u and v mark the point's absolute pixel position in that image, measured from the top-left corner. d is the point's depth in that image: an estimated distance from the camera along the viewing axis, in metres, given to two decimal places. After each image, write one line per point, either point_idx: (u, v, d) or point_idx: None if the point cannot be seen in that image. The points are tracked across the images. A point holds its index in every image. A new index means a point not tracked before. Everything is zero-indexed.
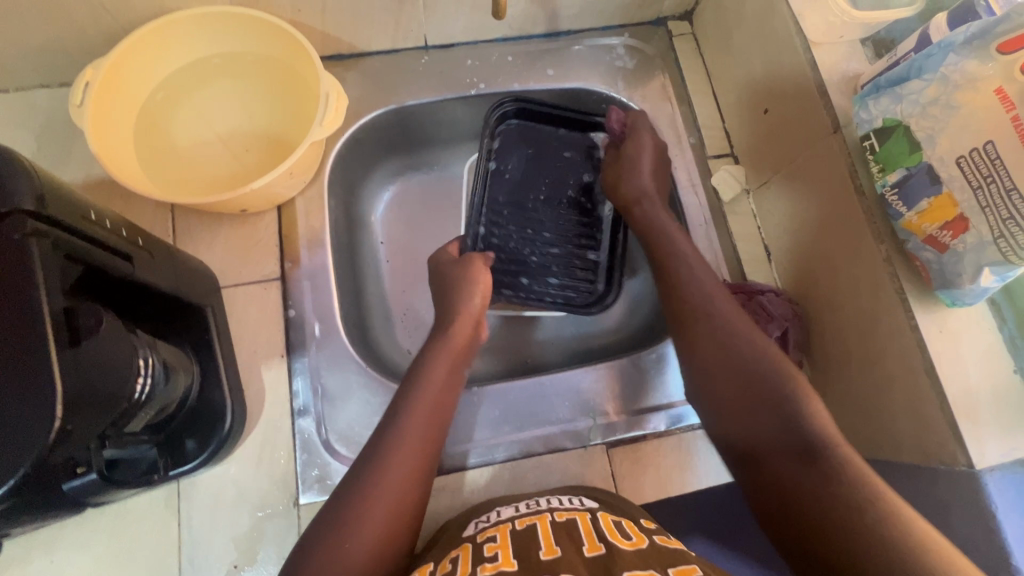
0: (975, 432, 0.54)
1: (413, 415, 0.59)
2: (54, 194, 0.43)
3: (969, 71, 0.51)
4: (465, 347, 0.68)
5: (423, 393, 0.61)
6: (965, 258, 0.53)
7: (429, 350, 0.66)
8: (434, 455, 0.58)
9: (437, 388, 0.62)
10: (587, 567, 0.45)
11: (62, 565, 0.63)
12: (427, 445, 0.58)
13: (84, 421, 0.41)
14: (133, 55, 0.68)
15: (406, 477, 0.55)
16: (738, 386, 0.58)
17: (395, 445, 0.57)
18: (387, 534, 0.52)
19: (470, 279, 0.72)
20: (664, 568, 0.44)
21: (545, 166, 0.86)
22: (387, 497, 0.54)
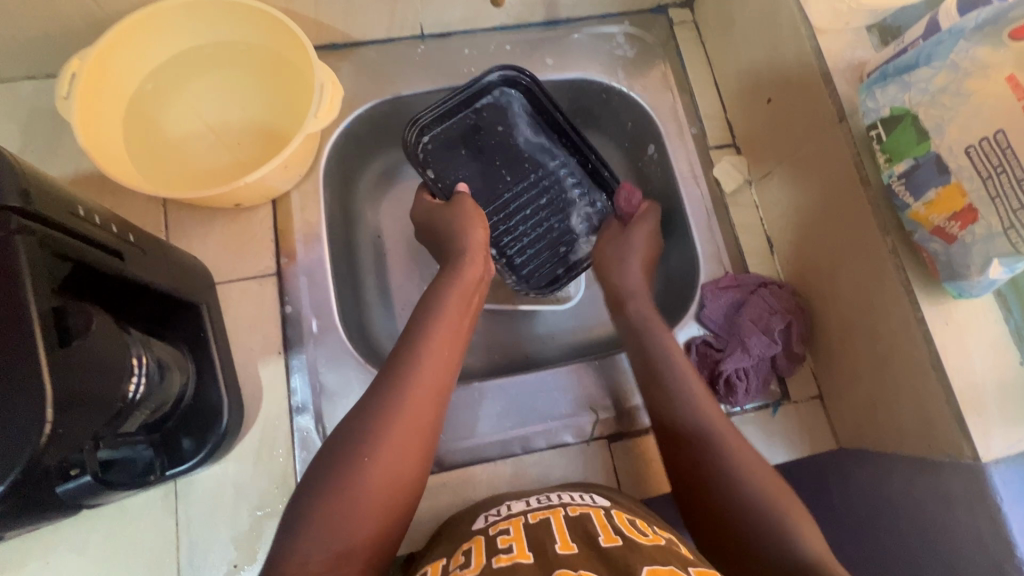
0: (983, 425, 0.54)
1: (425, 356, 0.57)
2: (40, 189, 0.42)
3: (979, 58, 0.50)
4: (473, 286, 0.67)
5: (433, 333, 0.59)
6: (973, 249, 0.52)
7: (435, 302, 0.63)
8: (446, 396, 0.57)
9: (444, 345, 0.59)
10: (604, 563, 0.44)
11: (57, 567, 0.62)
12: (439, 380, 0.56)
13: (76, 425, 0.40)
14: (121, 44, 0.66)
15: (413, 432, 0.52)
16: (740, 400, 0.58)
17: (408, 381, 0.54)
18: (395, 475, 0.50)
19: (480, 220, 0.71)
20: (684, 566, 0.44)
21: (485, 148, 0.82)
22: (393, 448, 0.51)
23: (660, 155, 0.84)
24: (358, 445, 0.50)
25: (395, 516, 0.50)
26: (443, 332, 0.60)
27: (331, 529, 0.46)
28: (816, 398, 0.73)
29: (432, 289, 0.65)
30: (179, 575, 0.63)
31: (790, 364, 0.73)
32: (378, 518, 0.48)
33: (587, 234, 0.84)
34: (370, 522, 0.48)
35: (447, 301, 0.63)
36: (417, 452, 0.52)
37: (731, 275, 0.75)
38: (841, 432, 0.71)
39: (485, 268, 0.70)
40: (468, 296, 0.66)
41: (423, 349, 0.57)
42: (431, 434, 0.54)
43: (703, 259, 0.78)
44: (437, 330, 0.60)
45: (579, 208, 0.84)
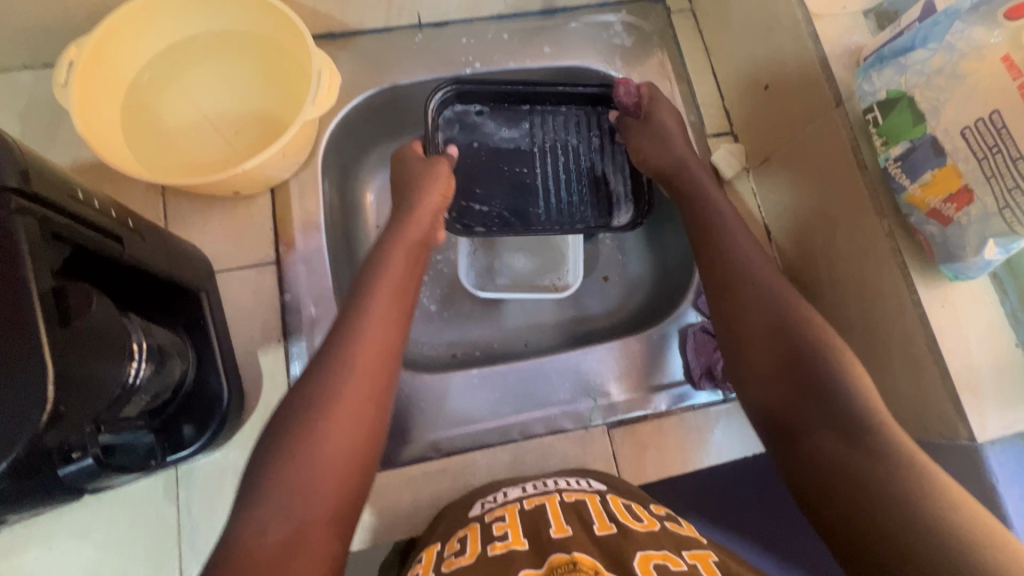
0: (978, 406, 0.54)
1: (367, 318, 0.56)
2: (39, 171, 0.42)
3: (975, 38, 0.50)
4: (417, 245, 0.66)
5: (373, 292, 0.59)
6: (969, 231, 0.52)
7: (381, 261, 0.63)
8: (394, 356, 0.56)
9: (387, 302, 0.59)
10: (599, 549, 0.44)
11: (60, 553, 0.63)
12: (382, 341, 0.56)
13: (77, 404, 0.40)
14: (118, 32, 0.66)
15: (363, 391, 0.52)
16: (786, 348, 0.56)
17: (350, 346, 0.54)
18: (349, 438, 0.50)
19: (440, 186, 0.70)
20: (679, 551, 0.45)
21: (488, 173, 0.81)
22: (342, 411, 0.50)
23: None
24: (309, 412, 0.50)
25: (354, 484, 0.49)
26: (386, 296, 0.59)
27: (288, 498, 0.46)
28: None
29: (377, 253, 0.64)
30: (182, 560, 0.63)
31: None
32: (334, 484, 0.48)
33: (606, 143, 0.84)
34: (326, 489, 0.47)
35: (390, 265, 0.62)
36: (370, 416, 0.52)
37: None
38: None
39: (430, 230, 0.69)
40: (413, 259, 0.65)
41: (365, 311, 0.57)
42: (381, 397, 0.53)
43: None
44: (379, 290, 0.59)
45: (586, 137, 0.84)
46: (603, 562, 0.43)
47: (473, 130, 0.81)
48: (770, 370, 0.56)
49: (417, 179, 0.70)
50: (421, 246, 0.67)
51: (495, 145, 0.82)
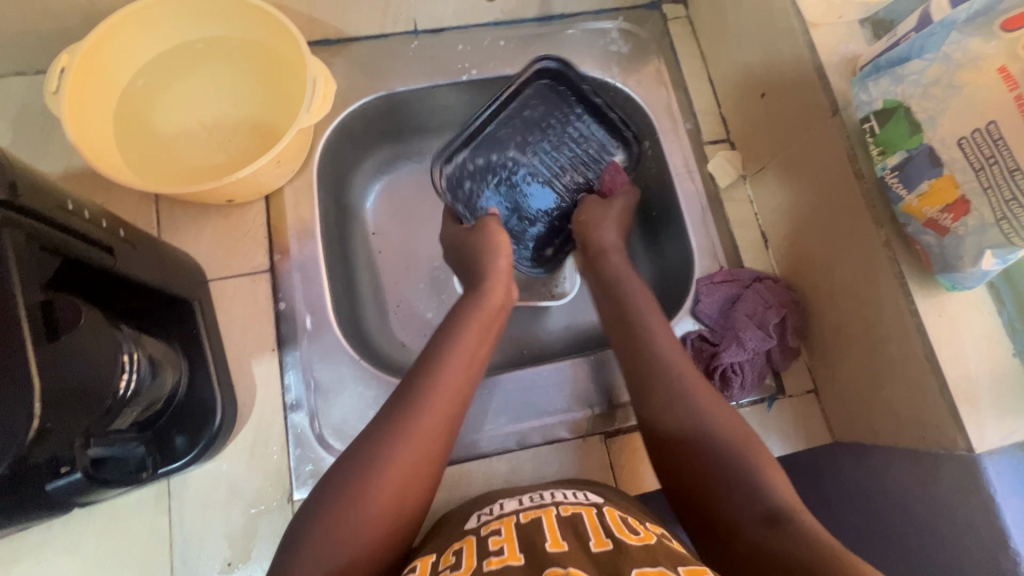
0: (976, 416, 0.54)
1: (441, 381, 0.57)
2: (29, 183, 0.42)
3: (971, 49, 0.50)
4: (495, 312, 0.67)
5: (451, 357, 0.59)
6: (966, 241, 0.52)
7: (456, 322, 0.63)
8: (459, 419, 0.57)
9: (461, 363, 0.59)
10: (594, 565, 0.44)
11: (49, 567, 0.62)
12: (450, 404, 0.56)
13: (63, 419, 0.39)
14: (110, 39, 0.65)
15: (420, 453, 0.52)
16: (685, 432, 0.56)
17: (422, 404, 0.55)
18: (396, 497, 0.50)
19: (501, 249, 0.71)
20: (674, 565, 0.44)
21: (520, 206, 0.81)
22: (394, 473, 0.51)
23: (655, 150, 0.84)
24: (366, 467, 0.51)
25: (400, 534, 0.50)
26: (462, 357, 0.60)
27: (335, 545, 0.47)
28: (811, 393, 0.73)
29: (454, 314, 0.65)
30: (173, 574, 0.62)
31: (785, 358, 0.72)
32: (381, 533, 0.49)
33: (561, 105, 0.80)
34: (372, 534, 0.48)
35: (469, 327, 0.63)
36: (424, 477, 0.53)
37: (725, 271, 0.75)
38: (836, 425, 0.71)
39: (505, 294, 0.70)
40: (491, 327, 0.65)
41: (439, 374, 0.57)
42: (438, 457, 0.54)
43: (698, 254, 0.78)
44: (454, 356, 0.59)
45: (547, 113, 0.80)
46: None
47: (478, 172, 0.80)
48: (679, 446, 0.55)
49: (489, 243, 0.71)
50: (500, 312, 0.68)
51: (498, 179, 0.80)
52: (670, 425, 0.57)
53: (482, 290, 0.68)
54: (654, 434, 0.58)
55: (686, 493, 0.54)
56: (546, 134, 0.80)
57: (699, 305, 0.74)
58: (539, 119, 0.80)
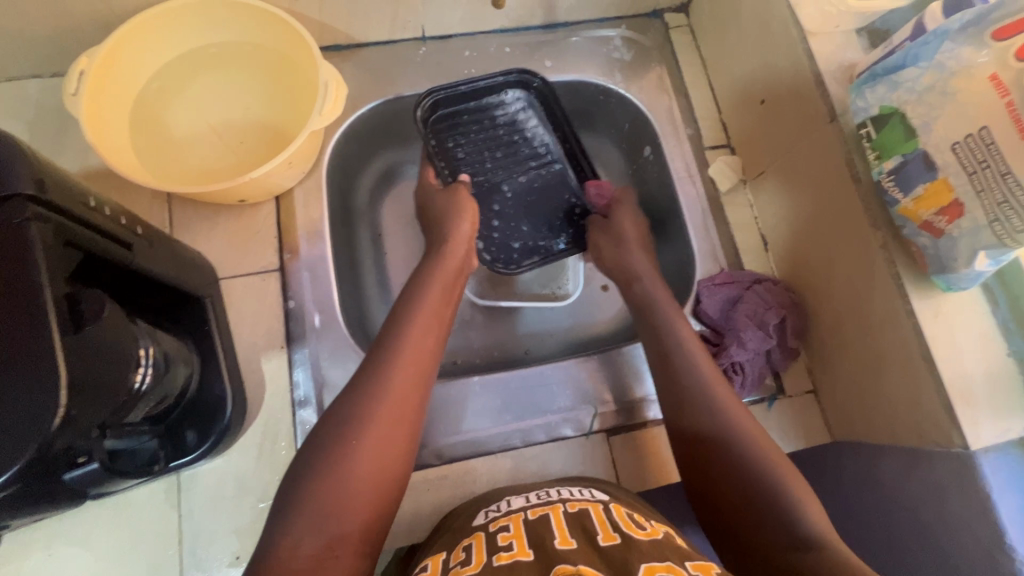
0: (973, 414, 0.55)
1: (406, 340, 0.58)
2: (54, 180, 0.43)
3: (964, 58, 0.51)
4: (454, 275, 0.68)
5: (416, 317, 0.61)
6: (960, 243, 0.53)
7: (417, 285, 0.65)
8: (429, 376, 0.58)
9: (426, 322, 0.60)
10: (603, 560, 0.45)
11: (60, 559, 0.63)
12: (420, 363, 0.57)
13: (88, 406, 0.41)
14: (128, 43, 0.67)
15: (395, 405, 0.53)
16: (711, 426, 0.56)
17: (391, 366, 0.55)
18: (381, 452, 0.51)
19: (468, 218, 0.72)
20: (681, 561, 0.45)
21: (535, 210, 0.83)
22: (372, 430, 0.51)
23: (657, 155, 0.86)
24: (345, 427, 0.51)
25: (387, 496, 0.51)
26: (426, 317, 0.61)
27: (324, 507, 0.47)
28: (810, 393, 0.74)
29: (415, 280, 0.66)
30: (182, 567, 0.63)
31: (785, 359, 0.74)
32: (368, 492, 0.49)
33: (458, 106, 0.81)
34: (362, 497, 0.49)
35: (429, 289, 0.64)
36: (403, 434, 0.53)
37: (726, 272, 0.77)
38: (835, 425, 0.72)
39: (465, 260, 0.71)
40: (449, 289, 0.66)
41: (408, 333, 0.59)
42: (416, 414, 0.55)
43: (699, 256, 0.79)
44: (420, 316, 0.61)
45: (462, 124, 0.82)
46: (607, 573, 0.43)
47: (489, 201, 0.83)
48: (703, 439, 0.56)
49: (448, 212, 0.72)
50: (458, 277, 0.69)
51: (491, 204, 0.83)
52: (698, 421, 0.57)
53: (440, 256, 0.69)
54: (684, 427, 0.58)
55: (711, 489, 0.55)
56: (485, 147, 0.83)
57: (701, 305, 0.76)
58: (459, 128, 0.82)
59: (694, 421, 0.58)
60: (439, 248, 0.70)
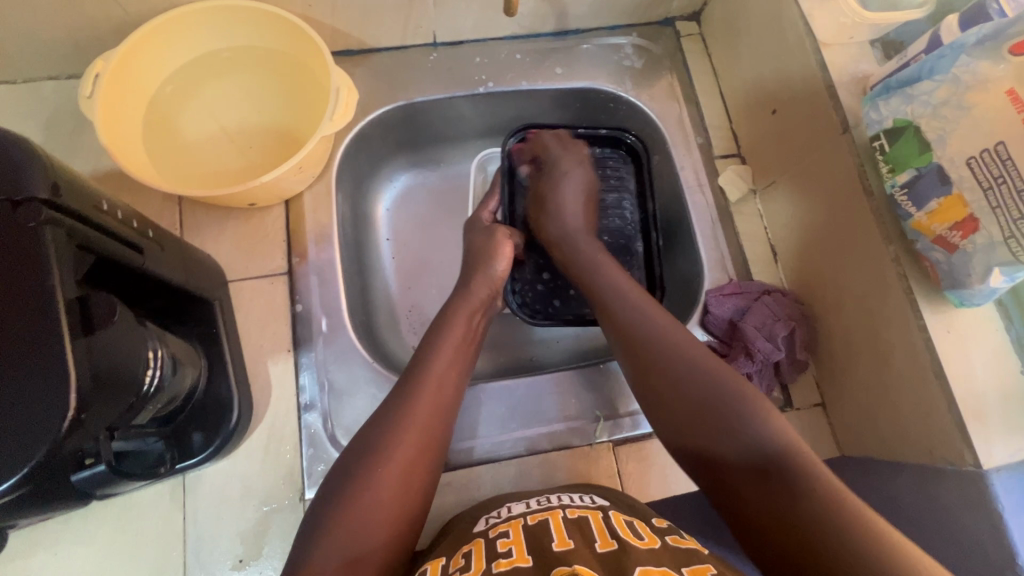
0: (985, 433, 0.55)
1: (433, 373, 0.58)
2: (68, 184, 0.43)
3: (980, 72, 0.51)
4: (479, 308, 0.68)
5: (440, 354, 0.60)
6: (975, 258, 0.53)
7: (444, 320, 0.65)
8: (451, 413, 0.57)
9: (450, 362, 0.60)
10: (603, 563, 0.45)
11: (65, 558, 0.63)
12: (443, 402, 0.57)
13: (97, 410, 0.41)
14: (142, 47, 0.68)
15: (417, 447, 0.53)
16: (686, 381, 0.55)
17: (415, 396, 0.56)
18: (404, 487, 0.51)
19: (502, 261, 0.72)
20: (678, 568, 0.45)
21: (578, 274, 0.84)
22: (394, 467, 0.51)
23: (667, 163, 0.85)
24: (366, 458, 0.51)
25: (409, 521, 0.51)
26: (450, 350, 0.61)
27: (340, 533, 0.47)
28: (819, 406, 0.74)
29: (441, 315, 0.66)
30: (186, 567, 0.63)
31: (794, 370, 0.73)
32: (391, 516, 0.49)
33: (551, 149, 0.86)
34: (384, 523, 0.49)
35: (454, 323, 0.64)
36: (427, 464, 0.53)
37: (736, 282, 0.76)
38: (843, 439, 0.71)
39: (493, 294, 0.71)
40: (474, 322, 0.66)
41: (431, 365, 0.59)
42: (438, 444, 0.55)
43: (708, 265, 0.79)
44: (444, 352, 0.60)
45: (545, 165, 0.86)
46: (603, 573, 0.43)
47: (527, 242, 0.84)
48: (680, 401, 0.55)
49: (483, 252, 0.72)
50: (482, 312, 0.68)
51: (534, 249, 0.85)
52: (673, 381, 0.56)
53: (468, 291, 0.69)
54: (651, 384, 0.57)
55: (687, 442, 0.54)
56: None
57: (709, 314, 0.75)
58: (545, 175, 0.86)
59: (662, 389, 0.56)
60: (464, 284, 0.70)
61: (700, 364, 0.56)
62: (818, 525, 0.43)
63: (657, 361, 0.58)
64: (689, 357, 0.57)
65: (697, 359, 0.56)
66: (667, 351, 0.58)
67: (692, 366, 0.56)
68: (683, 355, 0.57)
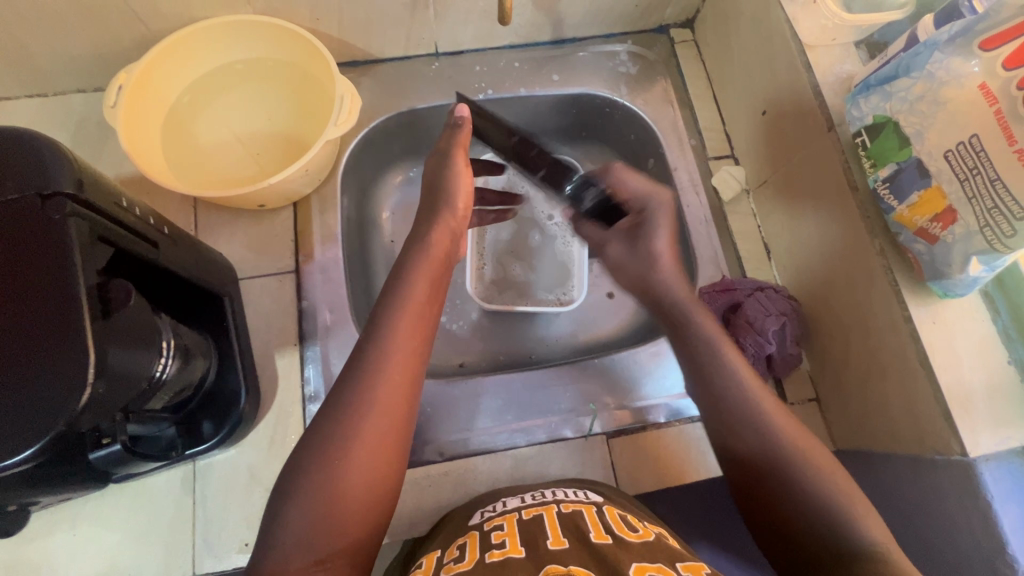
0: (970, 423, 0.55)
1: (389, 349, 0.56)
2: (91, 183, 0.47)
3: (954, 68, 0.53)
4: (439, 265, 0.66)
5: (399, 324, 0.58)
6: (953, 249, 0.54)
7: (404, 279, 0.62)
8: (416, 389, 0.56)
9: (409, 332, 0.58)
10: (595, 559, 0.46)
11: (82, 539, 0.66)
12: (405, 380, 0.55)
13: (113, 390, 0.44)
14: (162, 60, 0.73)
15: (377, 434, 0.52)
16: (757, 440, 0.56)
17: (377, 375, 0.54)
18: (371, 478, 0.51)
19: (462, 199, 0.73)
20: (672, 564, 0.47)
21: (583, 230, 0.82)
22: (358, 454, 0.51)
23: (662, 165, 0.87)
24: (342, 441, 0.51)
25: (378, 509, 0.51)
26: (409, 319, 0.59)
27: (315, 527, 0.48)
28: (813, 400, 0.74)
29: (399, 269, 0.64)
30: (194, 553, 0.66)
31: (786, 365, 0.74)
32: (363, 505, 0.50)
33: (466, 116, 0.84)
34: (353, 514, 0.50)
35: (414, 287, 0.61)
36: (392, 447, 0.53)
37: (727, 280, 0.77)
38: (837, 433, 0.72)
39: (450, 250, 0.69)
40: (435, 279, 0.64)
41: (388, 343, 0.56)
42: (404, 425, 0.54)
43: (701, 263, 0.80)
44: (404, 323, 0.58)
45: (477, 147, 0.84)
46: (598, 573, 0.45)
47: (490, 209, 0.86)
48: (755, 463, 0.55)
49: (442, 190, 0.72)
50: (443, 268, 0.67)
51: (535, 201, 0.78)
52: (747, 436, 0.57)
53: (425, 245, 0.67)
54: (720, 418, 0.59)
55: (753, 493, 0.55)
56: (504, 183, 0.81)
57: None
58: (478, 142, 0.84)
59: (732, 440, 0.57)
60: (421, 232, 0.69)
61: (767, 420, 0.56)
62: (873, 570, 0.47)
63: (731, 413, 0.58)
64: (765, 426, 0.56)
65: (780, 438, 0.55)
66: (738, 406, 0.58)
67: (767, 433, 0.56)
68: (751, 409, 0.57)
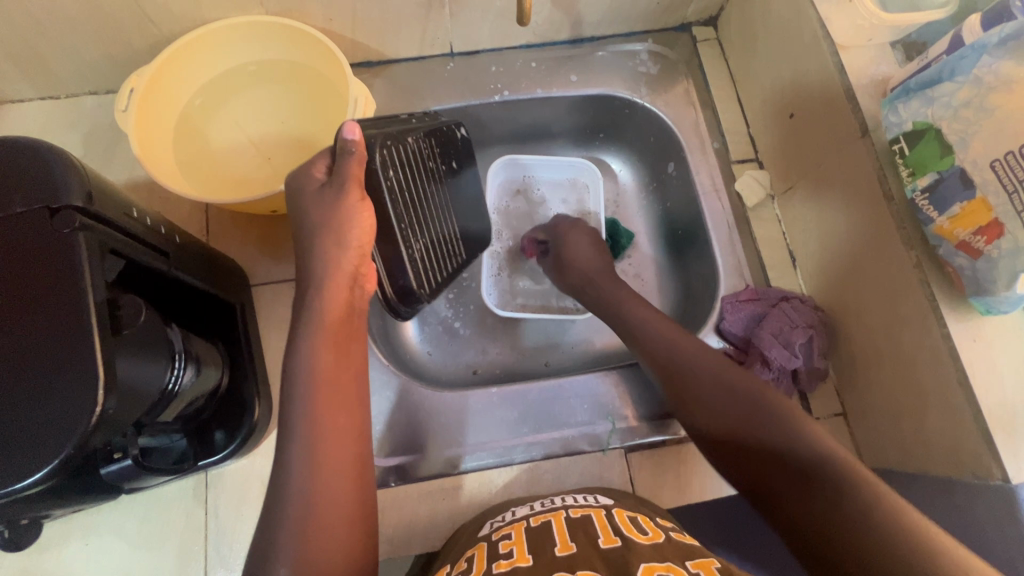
0: (1011, 445, 0.52)
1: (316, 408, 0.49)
2: (99, 192, 0.46)
3: (1003, 72, 0.50)
4: (347, 295, 0.54)
5: (317, 375, 0.50)
6: (1000, 264, 0.51)
7: (302, 324, 0.52)
8: (361, 436, 0.51)
9: (330, 383, 0.50)
10: (604, 560, 0.45)
11: (95, 549, 0.66)
12: (348, 435, 0.50)
13: (125, 407, 0.43)
14: (173, 63, 0.72)
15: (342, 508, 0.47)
16: (724, 402, 0.57)
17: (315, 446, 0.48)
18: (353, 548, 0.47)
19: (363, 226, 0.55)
20: (682, 561, 0.44)
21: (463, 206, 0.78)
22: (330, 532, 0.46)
23: (683, 168, 0.85)
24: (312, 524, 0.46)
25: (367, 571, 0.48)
26: (327, 365, 0.51)
27: None
28: (840, 415, 0.72)
29: (297, 317, 0.52)
30: (207, 562, 0.65)
31: (812, 379, 0.71)
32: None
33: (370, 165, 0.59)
34: None
35: (317, 330, 0.52)
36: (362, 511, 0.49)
37: (752, 289, 0.75)
38: (867, 450, 0.69)
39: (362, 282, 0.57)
40: (342, 314, 0.53)
41: (316, 401, 0.49)
42: (364, 477, 0.50)
43: (724, 271, 0.77)
44: (322, 376, 0.50)
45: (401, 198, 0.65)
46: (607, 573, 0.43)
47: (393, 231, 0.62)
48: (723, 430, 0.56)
49: (340, 229, 0.54)
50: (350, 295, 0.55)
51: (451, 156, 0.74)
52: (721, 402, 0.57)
53: (324, 278, 0.54)
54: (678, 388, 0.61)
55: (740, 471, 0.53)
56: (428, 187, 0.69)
57: (723, 323, 0.74)
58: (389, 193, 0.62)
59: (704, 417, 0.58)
60: (322, 269, 0.54)
61: (731, 380, 0.58)
62: (840, 511, 0.45)
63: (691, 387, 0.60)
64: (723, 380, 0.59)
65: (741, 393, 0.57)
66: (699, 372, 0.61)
67: (725, 390, 0.58)
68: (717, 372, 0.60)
